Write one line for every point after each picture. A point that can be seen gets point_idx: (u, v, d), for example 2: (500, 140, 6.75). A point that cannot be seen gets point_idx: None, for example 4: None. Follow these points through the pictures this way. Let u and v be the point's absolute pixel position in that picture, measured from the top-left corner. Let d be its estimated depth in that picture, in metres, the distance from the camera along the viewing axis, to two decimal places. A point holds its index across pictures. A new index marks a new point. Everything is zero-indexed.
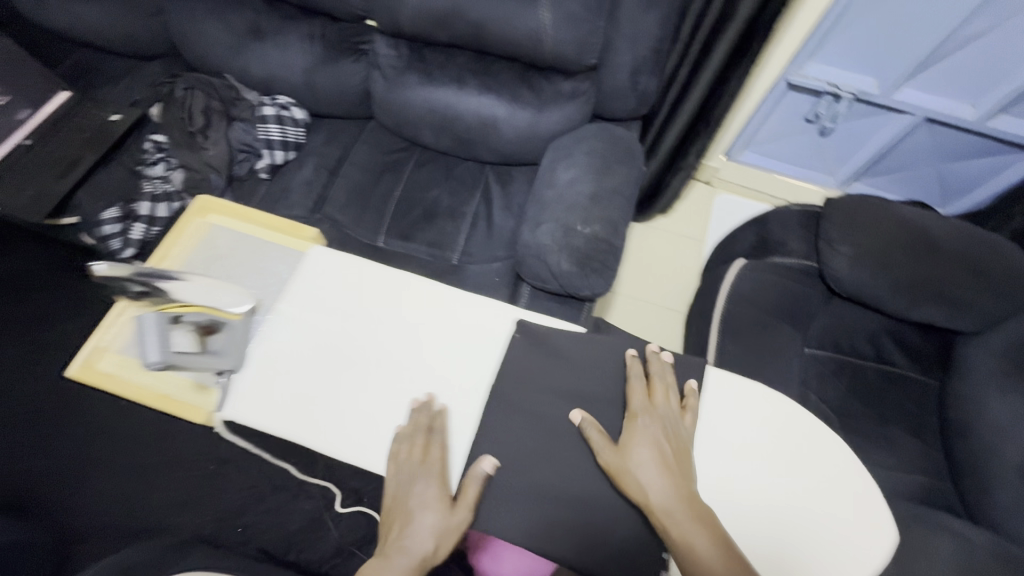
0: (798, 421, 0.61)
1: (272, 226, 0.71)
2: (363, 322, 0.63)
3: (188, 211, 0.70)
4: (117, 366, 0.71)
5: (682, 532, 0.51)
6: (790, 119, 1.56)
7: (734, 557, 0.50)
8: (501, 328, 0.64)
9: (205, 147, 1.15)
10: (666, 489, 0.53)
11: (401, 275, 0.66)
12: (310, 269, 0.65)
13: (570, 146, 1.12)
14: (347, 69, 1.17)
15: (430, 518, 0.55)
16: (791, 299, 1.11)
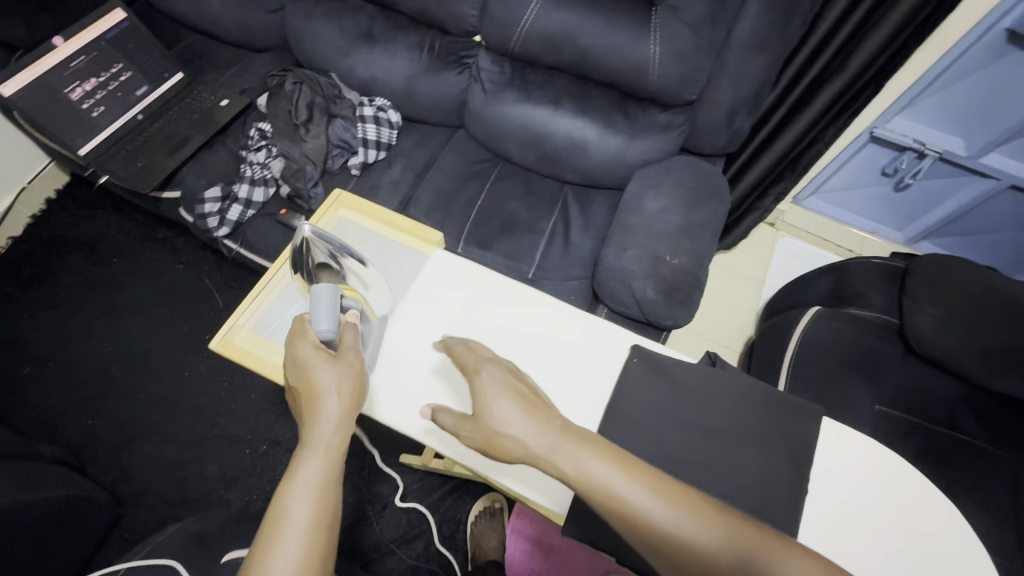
0: (911, 484, 0.61)
1: (398, 226, 0.73)
2: (483, 329, 0.65)
3: (322, 204, 0.73)
4: (257, 342, 0.63)
5: (577, 467, 0.48)
6: (866, 170, 1.56)
7: (636, 470, 0.49)
8: (620, 350, 0.64)
9: (306, 140, 1.19)
10: (537, 433, 0.49)
11: (521, 287, 0.68)
12: (434, 272, 0.68)
13: (659, 175, 1.13)
14: (448, 80, 1.22)
15: (331, 376, 0.54)
16: (866, 352, 1.09)
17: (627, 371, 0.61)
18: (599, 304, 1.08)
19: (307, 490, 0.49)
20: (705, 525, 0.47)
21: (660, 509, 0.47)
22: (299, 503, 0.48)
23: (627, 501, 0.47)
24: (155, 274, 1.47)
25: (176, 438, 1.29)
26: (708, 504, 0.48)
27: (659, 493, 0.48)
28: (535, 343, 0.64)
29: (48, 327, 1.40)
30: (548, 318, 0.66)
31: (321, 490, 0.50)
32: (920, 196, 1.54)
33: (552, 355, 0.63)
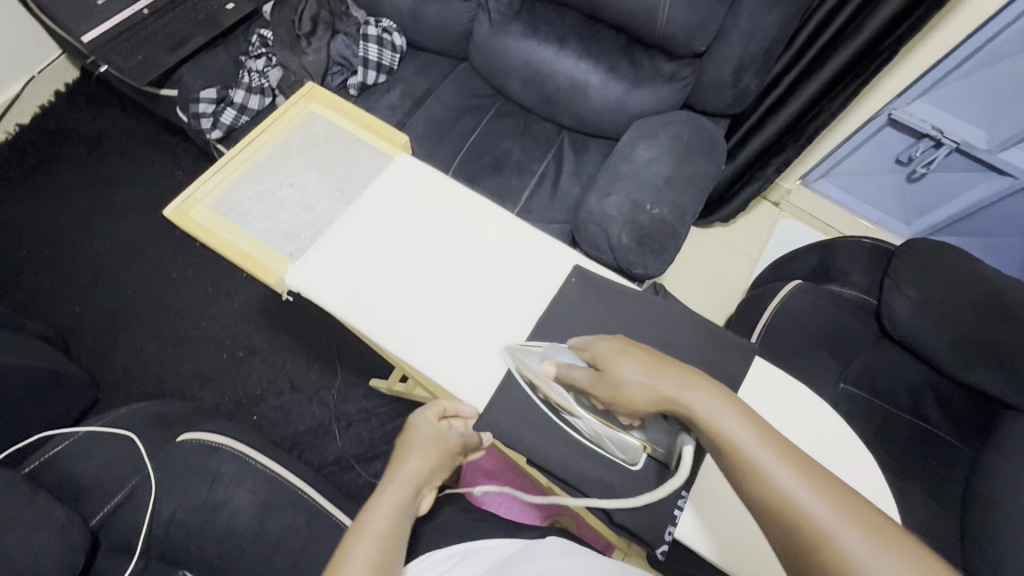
0: (834, 429, 0.65)
1: (365, 124, 0.73)
2: (432, 232, 0.65)
3: (293, 95, 0.73)
4: (210, 217, 0.64)
5: (755, 462, 0.41)
6: (880, 157, 1.50)
7: (823, 479, 0.39)
8: (563, 270, 0.65)
9: (306, 52, 1.19)
10: (726, 418, 0.44)
11: (476, 197, 0.68)
12: (394, 172, 0.68)
13: (656, 127, 1.11)
14: (456, 7, 1.19)
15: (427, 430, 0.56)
16: (838, 330, 1.08)
17: (565, 289, 0.62)
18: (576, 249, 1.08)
19: (372, 539, 0.47)
20: (809, 484, 0.39)
21: (765, 454, 0.41)
22: (361, 553, 0.45)
23: (805, 509, 0.38)
24: (154, 176, 1.49)
25: (158, 335, 1.33)
26: (820, 472, 0.40)
27: (765, 434, 0.43)
28: (482, 252, 0.65)
29: (46, 216, 1.43)
30: (498, 231, 0.66)
31: (379, 544, 0.46)
32: (934, 189, 1.48)
33: (496, 267, 0.64)
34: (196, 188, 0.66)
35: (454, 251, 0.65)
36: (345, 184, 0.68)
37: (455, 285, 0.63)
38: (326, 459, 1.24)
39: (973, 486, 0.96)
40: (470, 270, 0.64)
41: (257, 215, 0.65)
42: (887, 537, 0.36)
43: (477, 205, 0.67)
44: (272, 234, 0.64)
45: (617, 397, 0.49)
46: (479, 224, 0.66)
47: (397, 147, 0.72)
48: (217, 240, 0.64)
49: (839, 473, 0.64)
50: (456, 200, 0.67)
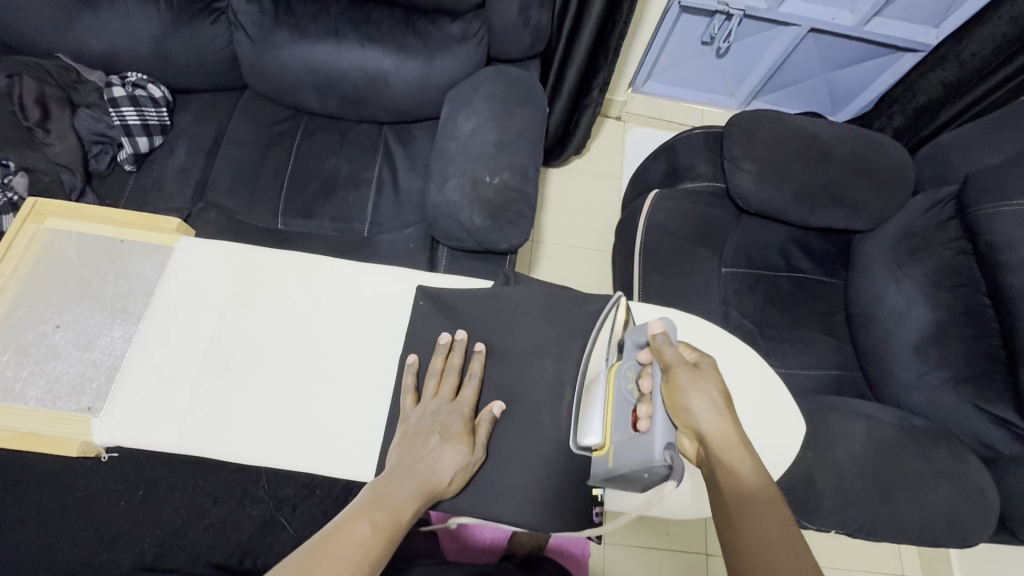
0: (702, 333, 0.72)
1: (127, 222, 0.66)
2: (253, 316, 0.61)
3: (18, 219, 0.63)
4: None
5: (753, 511, 0.48)
6: (687, 44, 1.56)
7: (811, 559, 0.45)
8: (405, 294, 0.65)
9: (48, 143, 1.00)
10: (744, 469, 0.50)
11: (285, 257, 0.64)
12: (183, 265, 0.62)
13: (469, 93, 1.05)
14: (203, 34, 1.03)
15: (450, 451, 0.55)
16: (704, 222, 1.13)
17: (418, 314, 0.63)
18: (439, 246, 1.02)
19: (372, 525, 0.47)
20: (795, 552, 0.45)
21: (765, 513, 0.47)
22: (364, 536, 0.46)
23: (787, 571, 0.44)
24: None
25: None
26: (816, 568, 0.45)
27: (773, 501, 0.48)
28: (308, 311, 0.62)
29: None
30: (317, 284, 0.63)
31: (376, 526, 0.47)
32: (741, 58, 1.58)
33: (328, 321, 0.62)
34: None
35: (278, 324, 0.61)
36: (134, 301, 0.61)
37: (289, 357, 0.60)
38: None
39: (854, 310, 1.07)
40: (301, 335, 0.61)
41: (28, 380, 0.57)
42: None
43: (289, 266, 0.64)
44: (54, 394, 0.56)
45: (672, 397, 0.54)
46: (296, 284, 0.63)
47: (172, 232, 0.66)
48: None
49: (724, 367, 0.70)
50: (263, 271, 0.63)
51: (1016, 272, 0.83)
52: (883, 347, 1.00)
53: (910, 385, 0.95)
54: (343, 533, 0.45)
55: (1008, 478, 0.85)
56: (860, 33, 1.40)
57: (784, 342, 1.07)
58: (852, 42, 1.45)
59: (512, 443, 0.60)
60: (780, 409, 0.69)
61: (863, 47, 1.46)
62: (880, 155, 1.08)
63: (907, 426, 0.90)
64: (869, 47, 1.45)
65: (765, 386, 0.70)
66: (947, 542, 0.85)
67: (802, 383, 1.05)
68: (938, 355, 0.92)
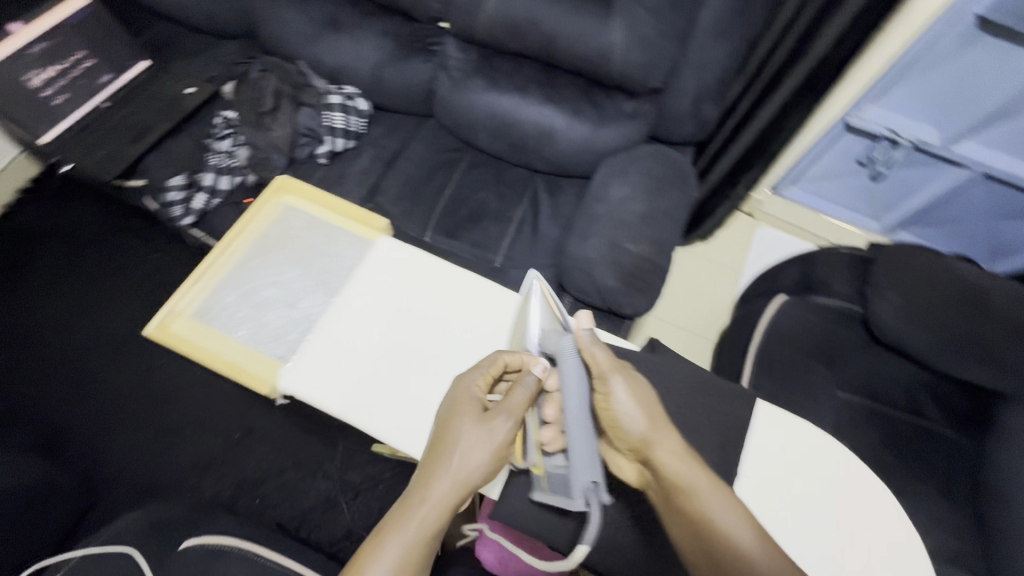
0: (843, 467, 0.63)
1: (343, 212, 0.78)
2: (424, 318, 0.69)
3: (267, 190, 0.79)
4: (192, 329, 0.69)
5: (707, 516, 0.55)
6: (842, 159, 1.56)
7: (771, 540, 0.54)
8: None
9: (271, 128, 1.19)
10: (685, 473, 0.58)
11: (462, 274, 0.72)
12: (377, 258, 0.72)
13: (625, 164, 1.13)
14: (415, 67, 1.21)
15: (470, 431, 0.57)
16: (829, 339, 1.10)
17: None
18: (564, 293, 1.08)
19: (401, 537, 0.53)
20: (760, 543, 0.54)
21: (725, 516, 0.55)
22: (392, 556, 0.52)
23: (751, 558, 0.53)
24: (129, 265, 1.47)
25: (149, 426, 1.29)
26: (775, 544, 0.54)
27: (723, 497, 0.56)
28: (469, 328, 0.70)
29: (23, 320, 1.39)
30: (480, 307, 0.71)
31: (414, 547, 0.53)
32: (897, 185, 1.53)
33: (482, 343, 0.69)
34: (176, 302, 0.71)
35: (439, 333, 0.69)
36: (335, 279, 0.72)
37: (443, 364, 0.67)
38: (336, 536, 1.19)
39: (983, 478, 0.98)
40: (458, 348, 0.68)
41: (243, 320, 0.70)
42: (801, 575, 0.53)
43: (463, 283, 0.72)
44: (258, 339, 0.69)
45: (609, 414, 0.61)
46: (463, 303, 0.71)
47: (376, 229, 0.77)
48: (201, 350, 0.69)
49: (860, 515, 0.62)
50: (440, 283, 0.72)
51: None
52: (1013, 530, 0.89)
53: None
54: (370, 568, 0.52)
55: None
56: None
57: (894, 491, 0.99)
58: None
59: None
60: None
61: None
62: None
63: None
64: None
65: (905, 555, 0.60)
66: None
67: None
68: None
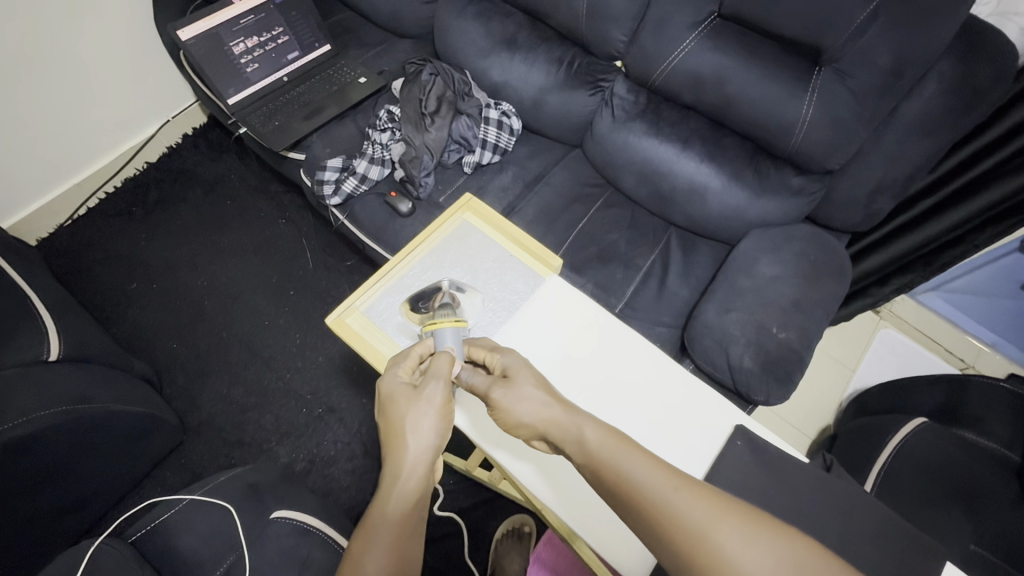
0: None
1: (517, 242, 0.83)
2: (582, 366, 0.69)
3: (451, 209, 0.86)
4: (364, 325, 0.76)
5: (612, 477, 0.50)
6: (1001, 279, 1.44)
7: (685, 480, 0.48)
8: (718, 421, 0.66)
9: (429, 130, 1.22)
10: (570, 431, 0.54)
11: (627, 329, 0.72)
12: (546, 296, 0.74)
13: (779, 241, 1.07)
14: (579, 99, 1.22)
15: (419, 414, 0.57)
16: (973, 482, 0.97)
17: (730, 450, 0.62)
18: (686, 359, 1.03)
19: (383, 537, 0.48)
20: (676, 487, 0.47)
21: (629, 464, 0.50)
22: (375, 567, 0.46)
23: (669, 509, 0.46)
24: (259, 224, 1.56)
25: (244, 380, 1.35)
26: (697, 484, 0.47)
27: (622, 446, 0.52)
28: (627, 387, 0.68)
29: (160, 253, 1.51)
30: (645, 370, 0.69)
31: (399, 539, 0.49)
32: None
33: (641, 408, 0.66)
34: (355, 298, 0.79)
35: (599, 383, 0.68)
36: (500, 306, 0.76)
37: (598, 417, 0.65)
38: None
39: None
40: (616, 405, 0.66)
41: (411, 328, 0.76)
42: (743, 518, 0.44)
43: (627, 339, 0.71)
44: None
45: (500, 418, 0.58)
46: (627, 360, 0.70)
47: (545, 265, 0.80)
48: (368, 347, 0.75)
49: None
50: (608, 334, 0.71)
51: None
52: None
53: None
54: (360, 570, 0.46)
55: None
56: None
57: None
58: None
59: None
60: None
61: None
62: None
63: None
64: None
65: None
66: None
67: None
68: None
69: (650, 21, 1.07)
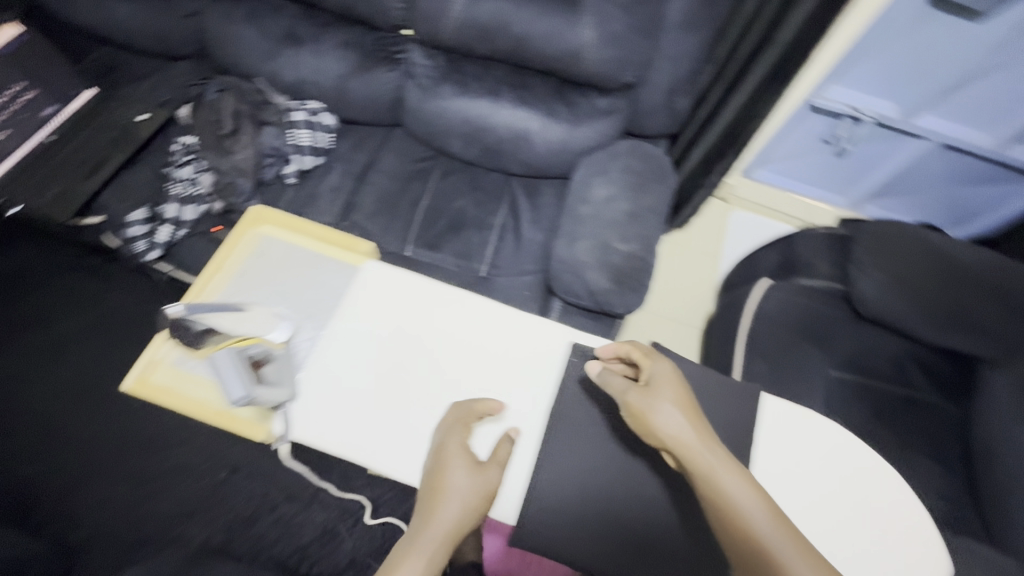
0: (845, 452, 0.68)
1: (323, 238, 0.78)
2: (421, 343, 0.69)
3: (239, 223, 0.78)
4: (171, 377, 0.76)
5: (714, 485, 0.56)
6: (808, 140, 1.59)
7: (773, 506, 0.55)
8: (555, 348, 0.71)
9: (233, 150, 1.14)
10: (696, 444, 0.58)
11: (453, 290, 0.73)
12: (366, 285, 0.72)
13: (605, 162, 1.11)
14: (381, 78, 1.18)
15: (463, 479, 0.58)
16: (816, 322, 1.12)
17: (569, 370, 0.68)
18: (552, 298, 1.06)
19: None
20: (770, 516, 0.54)
21: (711, 466, 0.57)
22: None
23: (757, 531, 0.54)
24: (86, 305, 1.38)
25: None
26: (787, 526, 0.55)
27: (737, 473, 0.57)
28: (468, 346, 0.70)
29: None
30: (479, 323, 0.71)
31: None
32: (861, 161, 1.58)
33: (485, 361, 0.69)
34: (152, 353, 0.77)
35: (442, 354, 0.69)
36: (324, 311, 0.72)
37: (445, 386, 0.67)
38: (340, 565, 1.16)
39: (973, 443, 1.03)
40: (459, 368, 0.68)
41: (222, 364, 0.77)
42: (808, 552, 0.53)
43: (456, 299, 0.72)
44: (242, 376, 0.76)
45: (642, 423, 0.60)
46: (461, 321, 0.71)
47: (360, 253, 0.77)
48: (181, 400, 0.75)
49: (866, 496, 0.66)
50: (436, 303, 0.71)
51: None
52: (1004, 488, 0.95)
53: None
54: None
55: None
56: (997, 156, 1.38)
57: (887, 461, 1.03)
58: (985, 164, 1.43)
59: (635, 512, 0.64)
60: (936, 562, 0.65)
61: (997, 169, 1.43)
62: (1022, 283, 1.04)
63: None
64: (1002, 170, 1.43)
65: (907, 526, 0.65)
66: None
67: None
68: None
69: None
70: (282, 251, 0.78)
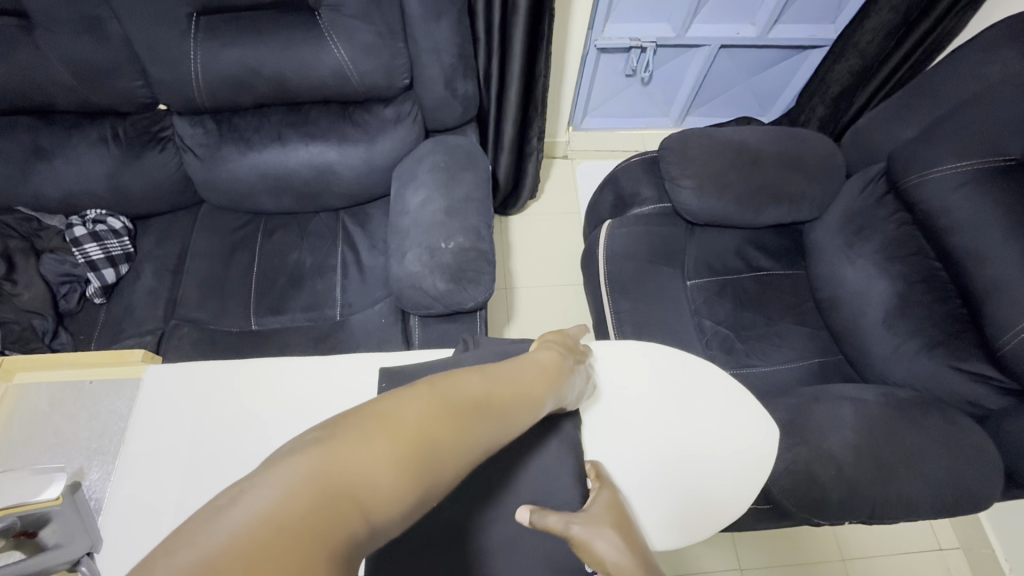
0: (667, 360, 0.76)
1: (90, 362, 0.71)
2: (226, 429, 0.65)
3: None
4: None
5: None
6: (612, 79, 1.65)
7: None
8: (369, 377, 0.70)
9: (17, 293, 1.03)
10: (639, 565, 0.52)
11: (246, 363, 0.70)
12: (151, 395, 0.67)
13: (413, 167, 1.11)
14: (155, 162, 1.10)
15: (580, 377, 0.66)
16: (659, 243, 1.18)
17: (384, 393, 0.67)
18: (409, 315, 1.04)
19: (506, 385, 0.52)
20: None
21: None
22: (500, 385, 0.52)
23: None
24: None
25: None
26: None
27: None
28: (276, 410, 0.67)
29: None
30: (282, 384, 0.68)
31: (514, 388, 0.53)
32: (665, 82, 1.67)
33: (298, 419, 0.66)
34: None
35: (251, 430, 0.65)
36: (110, 440, 0.66)
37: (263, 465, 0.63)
38: None
39: (820, 296, 1.13)
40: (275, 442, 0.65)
41: None
42: None
43: (251, 371, 0.69)
44: None
45: (586, 552, 0.52)
46: (265, 393, 0.68)
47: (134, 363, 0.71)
48: None
49: (696, 388, 0.75)
50: (235, 384, 0.68)
51: (957, 233, 0.92)
52: (853, 325, 1.05)
53: (887, 359, 0.99)
54: (486, 381, 0.51)
55: (1001, 429, 0.90)
56: (765, 40, 1.52)
57: (760, 342, 1.11)
58: (762, 50, 1.57)
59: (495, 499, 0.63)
60: (760, 423, 0.74)
61: (773, 52, 1.57)
62: (804, 147, 1.17)
63: (893, 400, 0.91)
64: (777, 51, 1.57)
65: (736, 399, 0.75)
66: (961, 510, 0.84)
67: (782, 376, 1.09)
68: (906, 325, 0.97)
69: (144, 52, 0.97)
70: (49, 394, 0.69)
